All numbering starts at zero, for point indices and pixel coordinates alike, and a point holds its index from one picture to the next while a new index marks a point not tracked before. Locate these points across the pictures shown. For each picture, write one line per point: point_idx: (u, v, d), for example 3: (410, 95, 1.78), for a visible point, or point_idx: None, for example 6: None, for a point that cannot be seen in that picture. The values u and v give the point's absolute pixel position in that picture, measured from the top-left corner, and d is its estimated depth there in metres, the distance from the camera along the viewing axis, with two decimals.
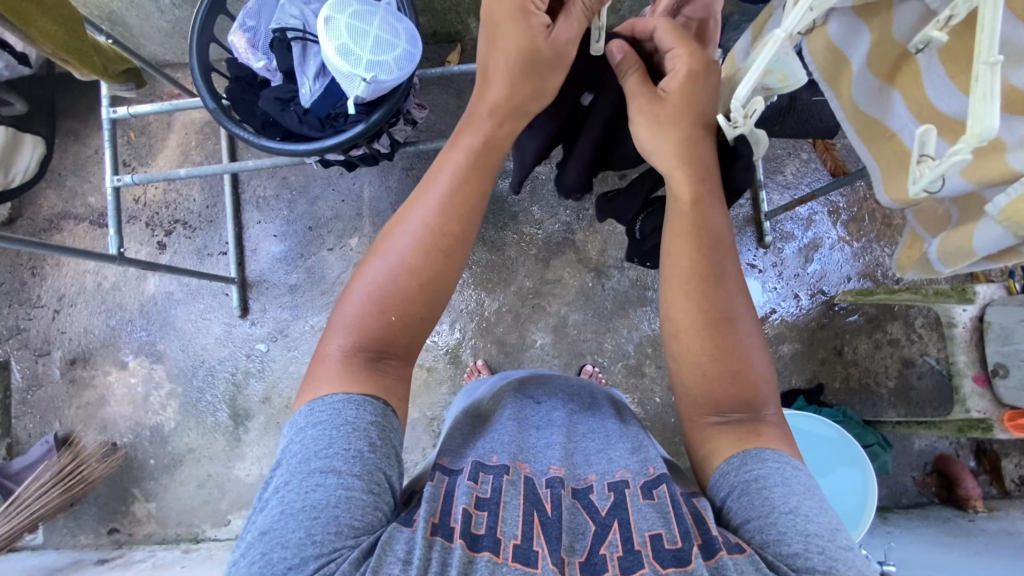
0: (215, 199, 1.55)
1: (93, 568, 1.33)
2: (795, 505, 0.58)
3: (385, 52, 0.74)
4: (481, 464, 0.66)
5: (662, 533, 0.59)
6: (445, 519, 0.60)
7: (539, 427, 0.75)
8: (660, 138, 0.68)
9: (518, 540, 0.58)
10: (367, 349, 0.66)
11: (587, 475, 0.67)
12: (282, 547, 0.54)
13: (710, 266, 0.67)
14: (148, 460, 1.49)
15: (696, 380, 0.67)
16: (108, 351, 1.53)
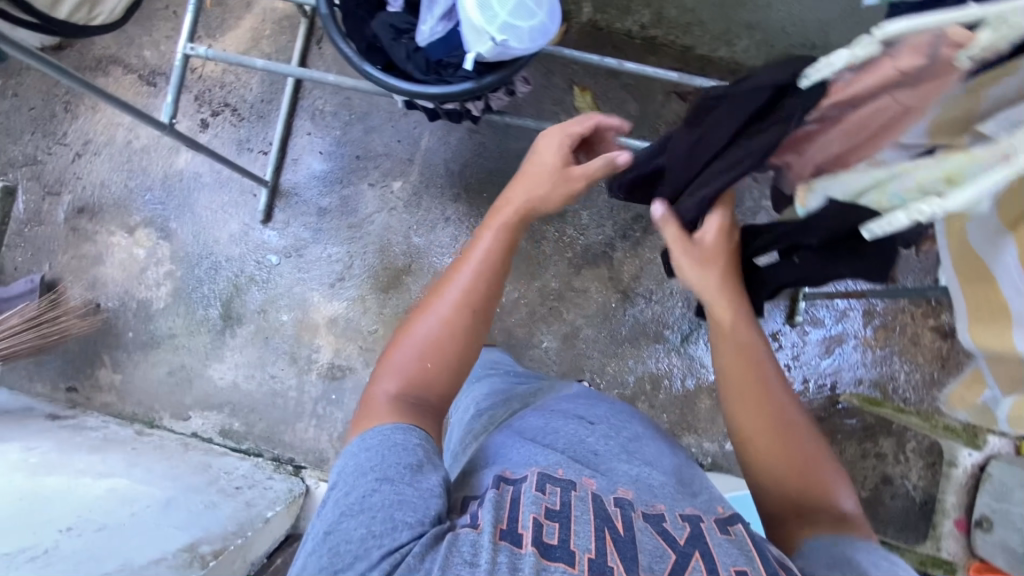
0: (271, 96, 1.48)
1: (45, 421, 1.30)
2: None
3: (524, 19, 0.69)
4: (547, 476, 0.67)
5: (747, 571, 0.59)
6: (513, 526, 0.60)
7: (598, 449, 0.74)
8: (709, 274, 0.73)
9: (592, 554, 0.59)
10: (408, 395, 0.71)
11: (656, 503, 0.67)
12: (349, 539, 0.58)
13: (763, 394, 0.73)
14: (126, 331, 1.46)
15: (769, 477, 0.71)
16: (119, 213, 1.47)
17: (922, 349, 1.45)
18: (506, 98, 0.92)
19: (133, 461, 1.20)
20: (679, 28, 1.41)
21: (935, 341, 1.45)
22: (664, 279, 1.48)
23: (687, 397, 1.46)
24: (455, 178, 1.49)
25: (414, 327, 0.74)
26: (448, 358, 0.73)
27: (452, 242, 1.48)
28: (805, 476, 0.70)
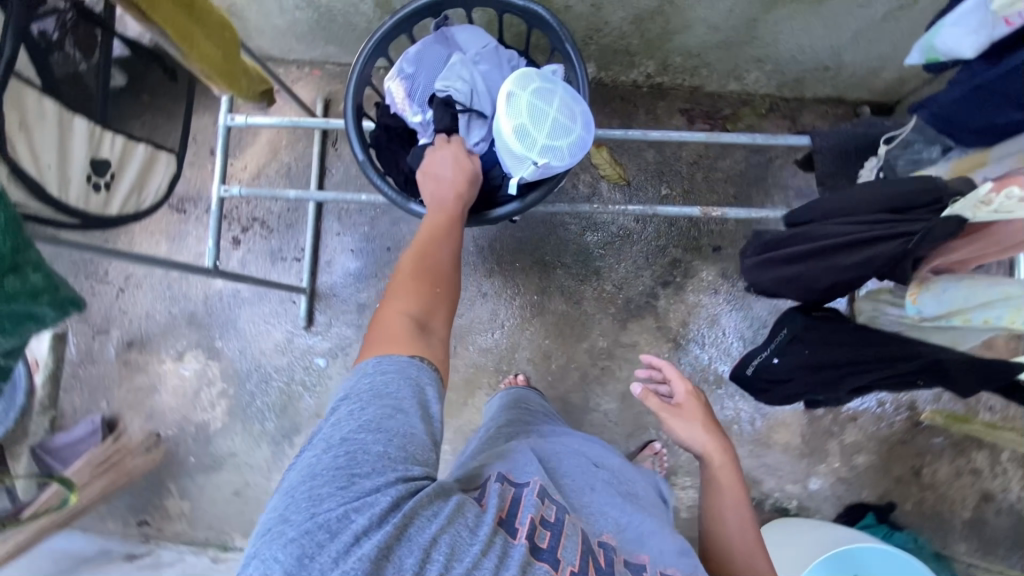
0: (297, 203, 1.51)
1: (124, 565, 1.31)
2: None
3: (561, 137, 0.70)
4: (547, 491, 0.67)
5: None
6: (514, 521, 0.61)
7: (595, 487, 0.74)
8: (690, 431, 0.91)
9: (574, 565, 0.59)
10: (417, 318, 0.66)
11: (639, 554, 0.67)
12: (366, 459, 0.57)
13: (744, 514, 0.84)
14: (189, 457, 1.47)
15: None
16: (167, 341, 1.50)
17: None
18: None
19: None
20: (687, 72, 1.40)
21: None
22: (714, 321, 1.45)
23: (760, 439, 1.40)
24: (486, 252, 1.48)
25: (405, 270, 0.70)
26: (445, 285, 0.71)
27: (493, 317, 1.48)
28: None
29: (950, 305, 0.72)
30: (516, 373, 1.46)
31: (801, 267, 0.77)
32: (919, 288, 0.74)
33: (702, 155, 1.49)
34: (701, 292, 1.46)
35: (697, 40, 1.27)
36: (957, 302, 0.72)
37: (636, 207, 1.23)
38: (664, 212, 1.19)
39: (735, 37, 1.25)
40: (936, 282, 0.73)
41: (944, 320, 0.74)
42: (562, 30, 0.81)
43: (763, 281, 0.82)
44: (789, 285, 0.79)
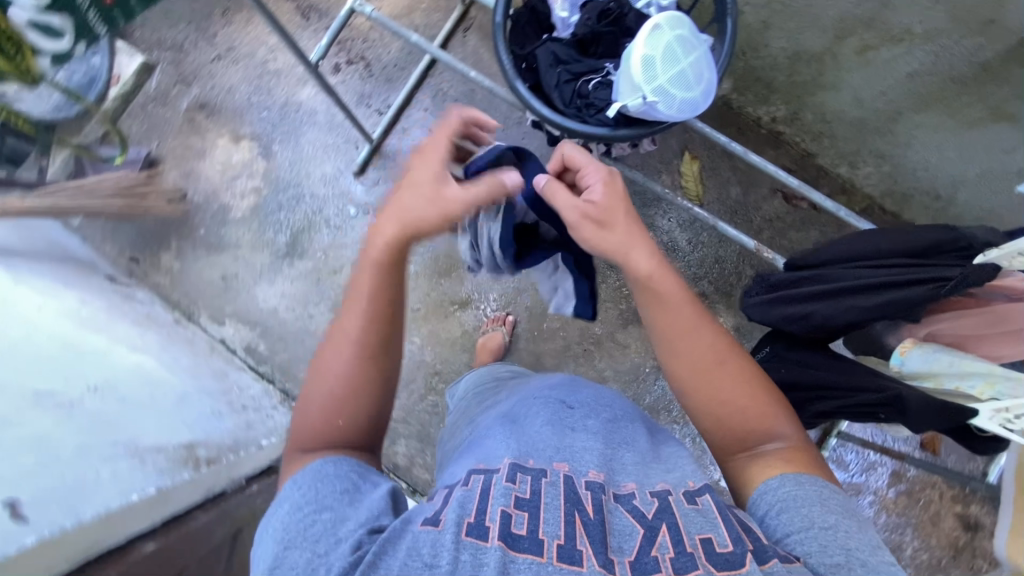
0: (406, 64, 1.55)
1: (102, 280, 1.38)
2: (835, 523, 0.59)
3: (679, 88, 0.71)
4: (519, 464, 0.61)
5: (712, 537, 0.56)
6: (480, 518, 0.55)
7: (576, 428, 0.68)
8: (619, 235, 0.72)
9: (561, 540, 0.54)
10: (336, 445, 0.68)
11: (625, 483, 0.62)
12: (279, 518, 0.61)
13: (694, 327, 0.71)
14: (200, 227, 1.54)
15: (708, 427, 0.71)
16: (233, 120, 1.56)
17: (940, 531, 1.38)
18: (626, 147, 0.95)
19: (167, 349, 1.27)
20: (809, 133, 1.39)
21: (955, 528, 1.38)
22: None
23: None
24: None
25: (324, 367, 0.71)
26: (365, 395, 0.70)
27: None
28: (754, 409, 0.69)
29: (933, 366, 0.78)
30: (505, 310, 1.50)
31: (817, 304, 0.80)
32: (911, 343, 0.80)
33: (779, 217, 1.49)
34: None
35: (836, 107, 1.27)
36: (942, 365, 0.77)
37: (688, 203, 1.25)
38: (720, 228, 1.19)
39: (872, 122, 1.25)
40: (929, 344, 0.79)
41: (919, 380, 0.80)
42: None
43: (778, 318, 0.83)
44: (803, 321, 0.81)
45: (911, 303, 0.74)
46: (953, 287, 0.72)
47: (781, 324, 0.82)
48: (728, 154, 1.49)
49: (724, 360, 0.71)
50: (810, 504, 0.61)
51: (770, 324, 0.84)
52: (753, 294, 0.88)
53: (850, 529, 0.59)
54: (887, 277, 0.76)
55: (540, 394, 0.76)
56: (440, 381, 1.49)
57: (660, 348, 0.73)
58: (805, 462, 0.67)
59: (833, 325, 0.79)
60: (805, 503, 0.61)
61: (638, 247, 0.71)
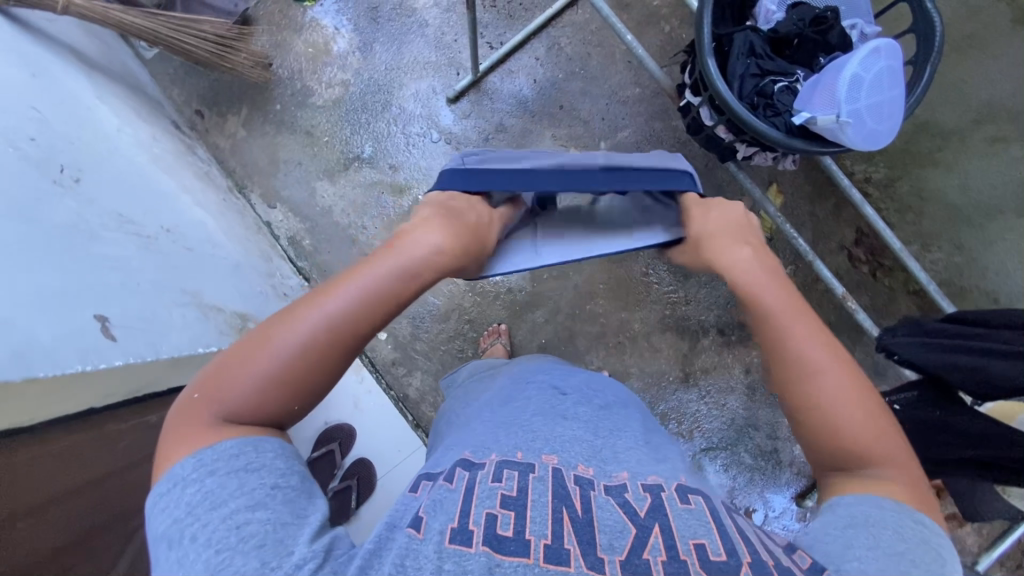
0: (532, 7, 1.50)
1: (168, 124, 1.31)
2: (903, 551, 0.46)
3: (871, 117, 0.70)
4: (507, 460, 0.53)
5: (706, 543, 0.46)
6: (464, 522, 0.46)
7: (567, 417, 0.61)
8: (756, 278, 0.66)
9: (548, 539, 0.45)
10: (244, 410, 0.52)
11: (619, 472, 0.53)
12: (214, 456, 0.47)
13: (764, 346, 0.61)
14: (276, 102, 1.47)
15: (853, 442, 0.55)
16: (341, 3, 1.49)
17: None
18: (766, 161, 0.93)
19: (222, 212, 1.22)
20: (895, 205, 1.33)
21: None
22: (725, 390, 1.49)
23: None
24: None
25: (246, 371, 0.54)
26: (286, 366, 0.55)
27: None
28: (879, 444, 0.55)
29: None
30: (503, 323, 1.48)
31: (989, 359, 0.69)
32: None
33: (840, 274, 1.50)
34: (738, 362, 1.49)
35: (939, 187, 1.29)
36: None
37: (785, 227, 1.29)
38: (817, 266, 1.22)
39: (966, 212, 1.27)
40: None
41: None
42: (938, 46, 0.76)
43: (937, 363, 0.73)
44: (965, 374, 0.71)
45: None
46: None
47: (938, 370, 0.73)
48: (812, 198, 1.50)
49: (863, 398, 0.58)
50: (881, 527, 0.48)
51: (923, 367, 0.75)
52: (899, 334, 0.80)
53: (922, 559, 0.46)
54: None
55: (529, 381, 0.71)
56: (471, 329, 1.48)
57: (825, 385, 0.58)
58: (918, 497, 0.53)
59: (1001, 385, 0.68)
60: (879, 527, 0.48)
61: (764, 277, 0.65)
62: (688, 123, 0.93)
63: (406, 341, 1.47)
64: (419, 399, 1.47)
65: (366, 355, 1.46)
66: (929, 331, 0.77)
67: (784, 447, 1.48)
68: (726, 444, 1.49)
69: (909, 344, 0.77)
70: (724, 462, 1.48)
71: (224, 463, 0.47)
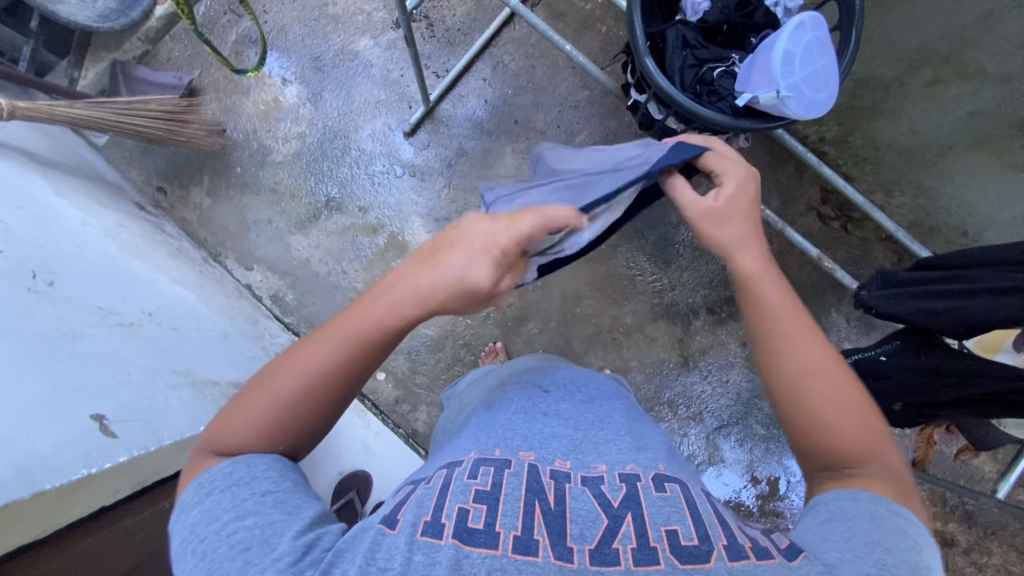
0: (470, 30, 1.53)
1: (132, 206, 1.31)
2: (876, 537, 0.46)
3: (809, 87, 0.73)
4: (483, 457, 0.53)
5: (679, 529, 0.45)
6: (437, 516, 0.46)
7: (547, 415, 0.61)
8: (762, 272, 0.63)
9: (517, 531, 0.44)
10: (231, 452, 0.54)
11: (597, 464, 0.53)
12: (209, 478, 0.51)
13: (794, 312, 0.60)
14: (236, 166, 1.47)
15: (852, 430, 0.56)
16: (284, 58, 1.50)
17: None
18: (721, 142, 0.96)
19: (200, 284, 1.21)
20: (853, 158, 1.38)
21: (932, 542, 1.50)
22: (726, 366, 1.51)
23: None
24: None
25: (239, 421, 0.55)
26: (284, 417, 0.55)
27: None
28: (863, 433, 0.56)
29: None
30: (498, 341, 1.49)
31: (964, 301, 0.72)
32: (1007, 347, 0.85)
33: (813, 234, 1.53)
34: (733, 337, 1.51)
35: (889, 135, 1.34)
36: None
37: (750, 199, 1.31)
38: (788, 233, 1.24)
39: (919, 154, 1.32)
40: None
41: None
42: (858, 8, 0.79)
43: (912, 309, 0.75)
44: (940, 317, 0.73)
45: None
46: None
47: (914, 317, 0.75)
48: (773, 165, 1.54)
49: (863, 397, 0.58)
50: (857, 518, 0.49)
51: (899, 318, 0.77)
52: (875, 288, 0.82)
53: (896, 546, 0.46)
54: None
55: (517, 378, 0.70)
56: (468, 353, 1.48)
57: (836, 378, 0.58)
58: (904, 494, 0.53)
59: (975, 324, 0.70)
60: (852, 518, 0.49)
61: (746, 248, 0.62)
62: (639, 119, 0.96)
63: (406, 377, 1.47)
64: (429, 432, 1.47)
65: (368, 399, 1.46)
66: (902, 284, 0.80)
67: None
68: (736, 419, 1.50)
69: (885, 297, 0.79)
70: (738, 437, 1.50)
71: (222, 481, 0.50)
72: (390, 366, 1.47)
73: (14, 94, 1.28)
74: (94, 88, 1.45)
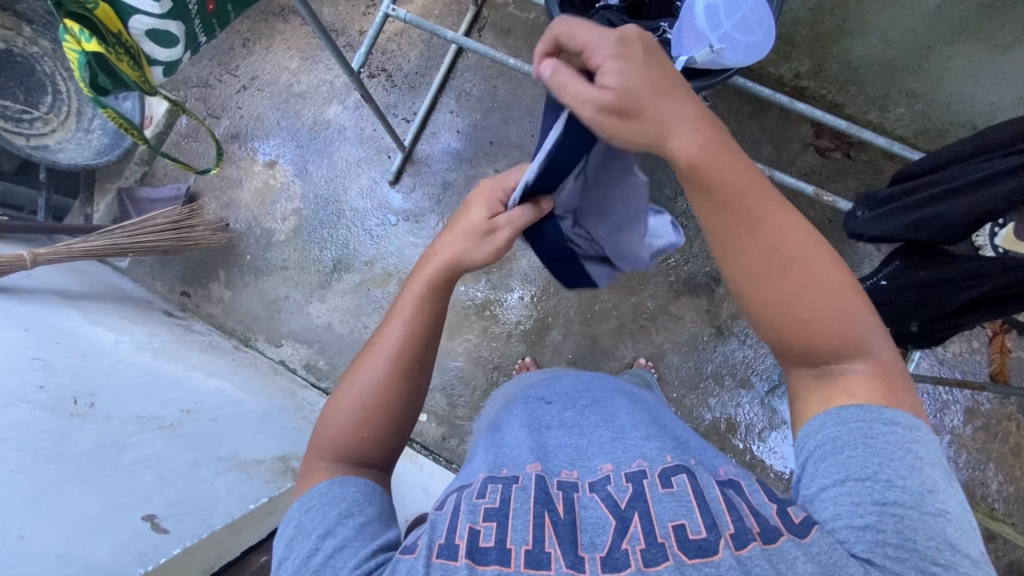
0: (427, 69, 1.59)
1: (162, 315, 1.41)
2: (879, 471, 0.49)
3: (743, 32, 0.73)
4: (492, 477, 0.58)
5: (686, 523, 0.50)
6: (450, 538, 0.51)
7: (552, 425, 0.67)
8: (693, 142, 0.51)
9: (529, 545, 0.49)
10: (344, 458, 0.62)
11: (603, 466, 0.59)
12: (311, 497, 0.57)
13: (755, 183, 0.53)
14: (245, 253, 1.56)
15: (801, 330, 0.55)
16: (267, 144, 1.59)
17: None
18: None
19: (234, 371, 1.28)
20: (834, 84, 1.35)
21: None
22: None
23: (757, 450, 1.44)
24: None
25: (336, 409, 0.64)
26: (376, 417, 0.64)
27: None
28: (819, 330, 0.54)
29: None
30: (527, 356, 1.49)
31: (944, 202, 0.69)
32: None
33: (815, 170, 1.48)
34: None
35: (863, 52, 1.29)
36: None
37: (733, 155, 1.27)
38: (776, 179, 1.20)
39: (900, 62, 1.27)
40: None
41: None
42: None
43: (896, 228, 0.74)
44: (928, 227, 0.71)
45: None
46: None
47: (901, 234, 0.73)
48: (756, 114, 1.50)
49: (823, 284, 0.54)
50: (852, 447, 0.51)
51: (891, 238, 0.75)
52: (861, 214, 0.80)
53: (895, 475, 0.49)
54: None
55: (523, 395, 0.78)
56: (501, 374, 1.49)
57: (764, 275, 0.54)
58: (893, 391, 0.54)
59: (964, 224, 0.69)
60: (848, 448, 0.51)
61: (683, 127, 0.50)
62: None
63: (447, 413, 1.49)
64: None
65: (416, 442, 1.48)
66: (885, 204, 0.77)
67: None
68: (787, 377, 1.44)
69: (873, 221, 0.77)
70: None
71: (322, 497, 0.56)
72: (429, 406, 1.49)
73: (40, 242, 1.41)
74: (108, 218, 1.57)
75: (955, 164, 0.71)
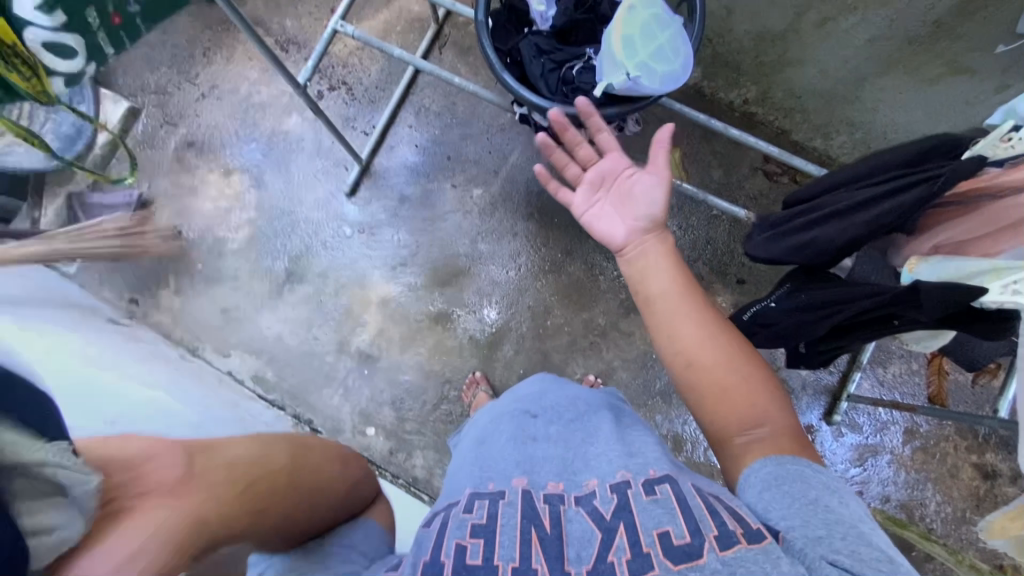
0: (387, 84, 1.60)
1: (105, 322, 1.38)
2: (816, 497, 0.56)
3: (660, 62, 0.76)
4: (478, 494, 0.64)
5: (670, 530, 0.54)
6: (437, 557, 0.56)
7: (537, 437, 0.71)
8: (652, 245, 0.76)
9: (515, 563, 0.54)
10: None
11: (588, 481, 0.63)
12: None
13: (681, 289, 0.73)
14: (197, 262, 1.54)
15: (715, 393, 0.67)
16: (223, 153, 1.59)
17: (960, 483, 1.41)
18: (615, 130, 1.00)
19: (174, 380, 1.26)
20: (781, 110, 1.43)
21: (974, 478, 1.41)
22: None
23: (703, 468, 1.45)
24: (532, 198, 1.54)
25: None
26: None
27: (513, 257, 1.53)
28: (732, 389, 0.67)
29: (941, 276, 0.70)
30: (478, 371, 1.50)
31: (821, 227, 0.75)
32: (917, 259, 0.73)
33: (762, 193, 1.52)
34: None
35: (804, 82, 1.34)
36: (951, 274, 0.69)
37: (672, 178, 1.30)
38: (711, 202, 1.24)
39: (839, 92, 1.32)
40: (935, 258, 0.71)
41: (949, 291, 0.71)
42: None
43: (782, 251, 0.79)
44: (807, 250, 0.76)
45: (914, 201, 0.68)
46: (945, 181, 0.66)
47: (786, 257, 0.78)
48: (707, 137, 1.53)
49: (735, 361, 0.69)
50: (790, 481, 0.58)
51: (776, 260, 0.80)
52: (757, 235, 0.84)
53: (829, 500, 0.56)
54: (884, 186, 0.71)
55: (505, 409, 0.80)
56: (451, 388, 1.49)
57: (690, 346, 0.70)
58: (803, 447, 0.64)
59: (838, 248, 0.74)
60: (787, 482, 0.58)
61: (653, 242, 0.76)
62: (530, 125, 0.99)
63: (395, 428, 1.48)
64: (429, 476, 1.46)
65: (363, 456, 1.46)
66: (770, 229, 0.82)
67: (789, 376, 1.46)
68: None
69: (760, 241, 0.82)
70: None
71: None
72: (379, 420, 1.48)
73: None
74: (56, 223, 1.55)
75: (832, 191, 0.78)
